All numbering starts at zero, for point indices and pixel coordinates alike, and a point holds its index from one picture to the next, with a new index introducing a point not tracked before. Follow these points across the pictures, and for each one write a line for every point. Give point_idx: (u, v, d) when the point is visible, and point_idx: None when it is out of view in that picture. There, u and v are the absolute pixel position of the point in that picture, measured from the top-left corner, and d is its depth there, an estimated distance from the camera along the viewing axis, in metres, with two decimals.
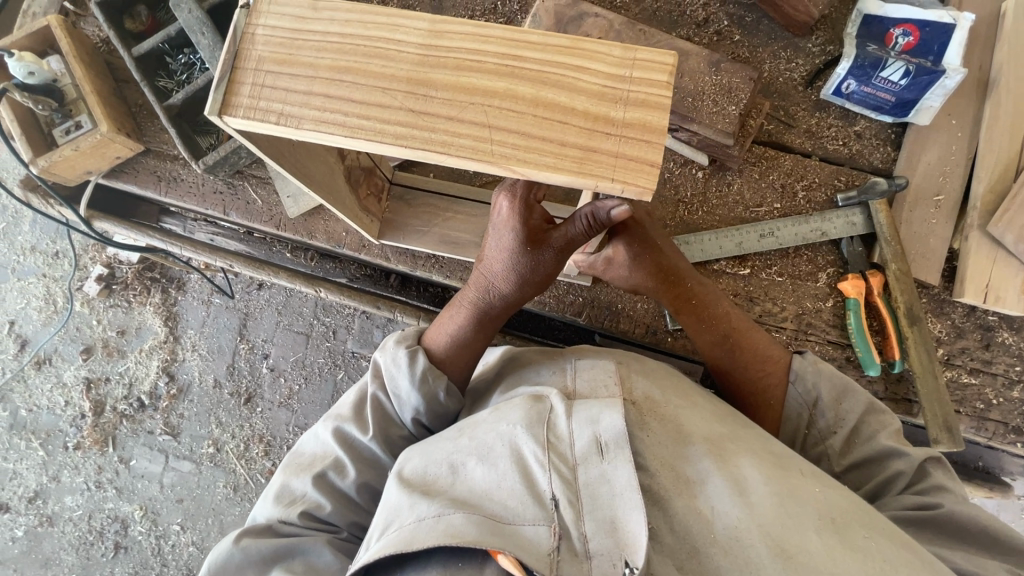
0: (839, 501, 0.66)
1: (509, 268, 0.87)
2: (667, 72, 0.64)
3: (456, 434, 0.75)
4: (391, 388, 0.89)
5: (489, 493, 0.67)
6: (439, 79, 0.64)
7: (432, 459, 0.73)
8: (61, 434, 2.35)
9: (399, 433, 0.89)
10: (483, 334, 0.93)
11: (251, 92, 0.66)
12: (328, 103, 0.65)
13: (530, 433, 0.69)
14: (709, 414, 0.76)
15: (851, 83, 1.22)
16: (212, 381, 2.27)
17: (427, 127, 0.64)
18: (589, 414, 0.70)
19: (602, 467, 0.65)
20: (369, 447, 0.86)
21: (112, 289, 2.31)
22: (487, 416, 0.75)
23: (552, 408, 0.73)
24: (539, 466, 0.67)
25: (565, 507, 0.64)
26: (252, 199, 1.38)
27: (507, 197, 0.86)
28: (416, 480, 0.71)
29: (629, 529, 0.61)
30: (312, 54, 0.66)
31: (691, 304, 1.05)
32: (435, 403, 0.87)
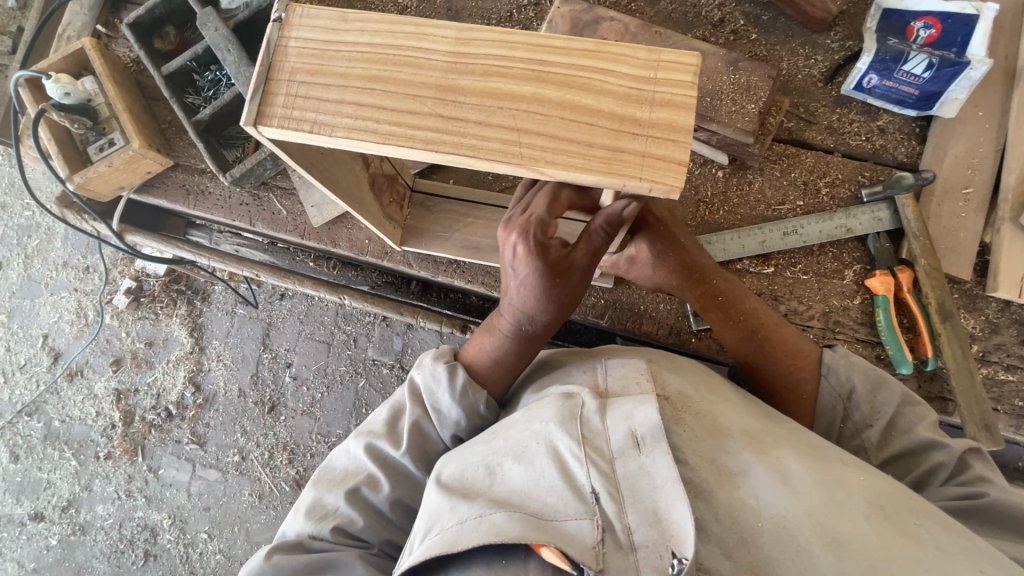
0: (884, 490, 0.65)
1: (537, 298, 0.84)
2: (691, 73, 0.64)
3: (491, 437, 0.75)
4: (430, 403, 0.88)
5: (528, 491, 0.67)
6: (467, 85, 0.66)
7: (468, 463, 0.73)
8: (93, 444, 2.41)
9: (435, 449, 0.89)
10: (524, 357, 0.90)
11: (285, 103, 0.68)
12: (359, 111, 0.67)
13: (564, 430, 0.69)
14: (741, 410, 0.75)
15: (873, 77, 1.21)
16: (237, 391, 2.31)
17: (457, 131, 0.65)
18: (623, 410, 0.69)
19: (640, 460, 0.65)
20: (401, 463, 0.87)
21: (140, 301, 2.38)
22: (520, 416, 0.75)
23: (584, 404, 0.73)
24: (576, 462, 0.67)
25: (606, 500, 0.64)
26: (277, 210, 1.41)
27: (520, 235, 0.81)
28: (453, 484, 0.71)
29: (674, 520, 0.60)
30: (344, 64, 0.67)
31: (717, 301, 1.04)
32: (475, 415, 0.88)
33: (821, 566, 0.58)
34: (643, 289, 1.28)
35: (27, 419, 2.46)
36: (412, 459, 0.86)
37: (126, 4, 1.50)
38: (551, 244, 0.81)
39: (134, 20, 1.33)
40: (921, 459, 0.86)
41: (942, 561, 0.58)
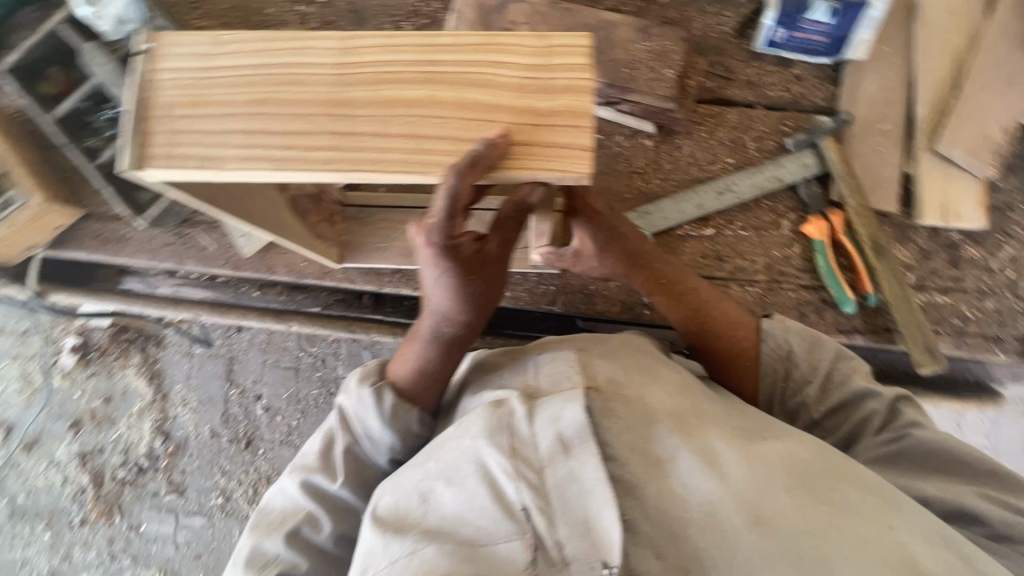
0: (805, 458, 0.68)
1: (454, 297, 0.80)
2: (584, 54, 0.62)
3: (423, 460, 0.73)
4: (361, 430, 0.88)
5: (461, 516, 0.65)
6: (357, 96, 0.62)
7: (402, 491, 0.71)
8: (64, 512, 2.30)
9: (373, 474, 0.89)
10: (452, 363, 0.88)
11: (166, 140, 0.63)
12: (247, 139, 0.62)
13: (492, 444, 0.67)
14: (673, 389, 0.76)
15: (781, 31, 1.23)
16: (208, 432, 2.23)
17: (352, 147, 0.62)
18: (550, 412, 0.68)
19: (569, 466, 0.63)
20: (340, 495, 0.85)
21: (89, 357, 2.28)
22: (450, 433, 0.73)
23: (512, 411, 0.71)
24: (506, 478, 0.64)
25: (537, 516, 0.62)
26: (205, 245, 1.34)
27: (426, 237, 0.74)
28: (388, 516, 0.69)
29: (603, 527, 0.60)
30: (223, 91, 0.63)
31: (662, 284, 1.04)
32: (410, 436, 0.88)
33: (748, 548, 0.59)
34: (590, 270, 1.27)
35: None
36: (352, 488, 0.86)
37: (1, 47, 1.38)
38: (464, 244, 0.76)
39: (12, 63, 1.23)
40: (857, 408, 0.91)
41: (856, 524, 0.61)
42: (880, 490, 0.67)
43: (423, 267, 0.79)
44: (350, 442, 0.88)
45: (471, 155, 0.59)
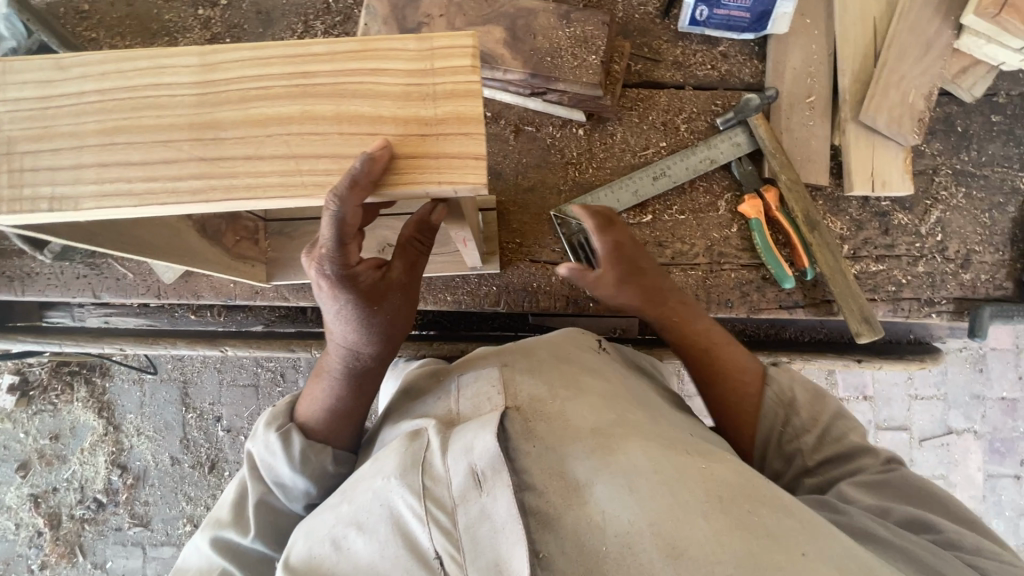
0: (729, 480, 0.65)
1: (360, 331, 0.80)
2: (469, 55, 0.58)
3: (338, 502, 0.71)
4: (272, 479, 0.88)
5: (373, 565, 0.63)
6: (225, 117, 0.57)
7: (316, 538, 0.68)
8: (22, 557, 2.31)
9: (290, 521, 0.89)
10: (363, 397, 0.90)
11: (11, 180, 0.56)
12: (104, 173, 0.56)
13: (404, 483, 0.66)
14: (597, 403, 0.74)
15: (703, 9, 1.21)
16: (168, 460, 2.22)
17: (224, 172, 0.57)
18: (463, 443, 0.66)
19: (481, 502, 0.61)
20: (252, 548, 0.85)
21: (30, 395, 2.23)
22: (366, 473, 0.72)
23: (427, 445, 0.69)
24: (417, 520, 0.63)
25: (448, 562, 0.60)
26: (121, 274, 1.26)
27: (319, 270, 0.73)
28: (302, 566, 0.66)
29: (513, 569, 0.57)
30: (73, 121, 0.57)
31: (672, 318, 1.07)
32: (325, 476, 0.88)
33: None
34: (530, 266, 1.25)
35: None
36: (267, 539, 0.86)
37: None
38: (364, 275, 0.75)
39: None
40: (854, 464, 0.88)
41: (775, 552, 0.57)
42: (803, 515, 0.64)
43: (323, 303, 0.78)
44: (263, 493, 0.88)
45: (350, 175, 0.54)
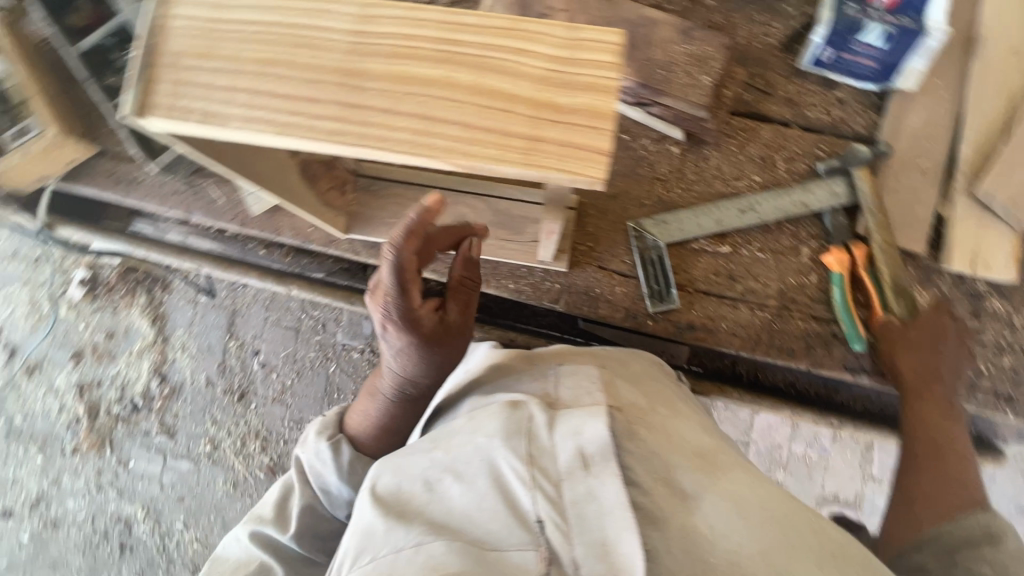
0: (832, 535, 0.68)
1: (416, 368, 0.95)
2: (613, 52, 0.59)
3: (430, 448, 0.73)
4: (318, 484, 1.01)
5: (467, 514, 0.65)
6: (366, 66, 0.60)
7: (406, 475, 0.71)
8: (58, 438, 2.60)
9: (326, 525, 1.01)
10: (407, 419, 1.05)
11: (171, 90, 0.61)
12: (253, 99, 0.60)
13: (509, 446, 0.68)
14: (691, 426, 0.80)
15: (829, 50, 1.17)
16: (204, 380, 2.46)
17: (361, 119, 0.59)
18: (572, 425, 0.68)
19: (589, 483, 0.63)
20: (289, 545, 0.97)
21: (95, 292, 2.54)
22: (462, 427, 0.74)
23: (531, 417, 0.71)
24: (520, 484, 0.65)
25: (551, 528, 0.62)
26: (214, 198, 1.33)
27: (384, 312, 0.89)
28: (390, 498, 0.69)
29: (622, 552, 0.60)
30: (235, 46, 0.61)
31: (918, 394, 1.12)
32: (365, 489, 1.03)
33: None
34: (596, 272, 1.25)
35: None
36: (303, 543, 0.98)
37: None
38: (421, 320, 0.91)
39: None
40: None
41: None
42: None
43: (386, 341, 0.93)
44: (310, 499, 1.00)
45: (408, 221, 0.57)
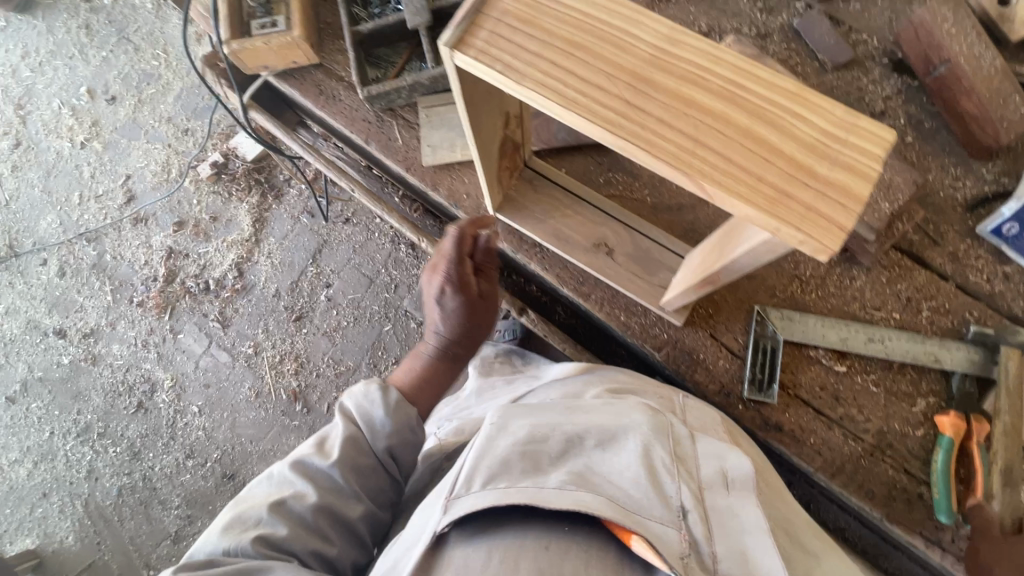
0: None
1: (458, 320, 1.23)
2: (883, 146, 0.63)
3: (579, 419, 0.93)
4: (365, 421, 1.12)
5: (612, 476, 0.83)
6: (656, 79, 0.67)
7: (557, 431, 0.89)
8: (131, 288, 3.00)
9: (365, 461, 1.08)
10: (445, 374, 1.25)
11: (487, 38, 0.69)
12: (552, 70, 0.68)
13: (662, 444, 0.88)
14: (790, 501, 1.01)
15: (1015, 225, 1.17)
16: (273, 289, 2.89)
17: (636, 119, 0.66)
18: (715, 453, 0.92)
19: (729, 500, 0.85)
20: (325, 471, 1.04)
21: (220, 176, 2.99)
22: (612, 415, 0.94)
23: (675, 431, 0.94)
24: (670, 475, 0.84)
25: (695, 519, 0.81)
26: (394, 137, 1.44)
27: (443, 279, 1.22)
28: (536, 441, 0.87)
29: (758, 562, 0.78)
30: (554, 22, 0.69)
31: None
32: (404, 427, 1.13)
33: None
34: (707, 339, 1.27)
35: (85, 243, 3.07)
36: (339, 473, 1.04)
37: None
38: (467, 285, 1.23)
39: None
40: None
41: None
42: None
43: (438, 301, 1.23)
44: (349, 433, 1.10)
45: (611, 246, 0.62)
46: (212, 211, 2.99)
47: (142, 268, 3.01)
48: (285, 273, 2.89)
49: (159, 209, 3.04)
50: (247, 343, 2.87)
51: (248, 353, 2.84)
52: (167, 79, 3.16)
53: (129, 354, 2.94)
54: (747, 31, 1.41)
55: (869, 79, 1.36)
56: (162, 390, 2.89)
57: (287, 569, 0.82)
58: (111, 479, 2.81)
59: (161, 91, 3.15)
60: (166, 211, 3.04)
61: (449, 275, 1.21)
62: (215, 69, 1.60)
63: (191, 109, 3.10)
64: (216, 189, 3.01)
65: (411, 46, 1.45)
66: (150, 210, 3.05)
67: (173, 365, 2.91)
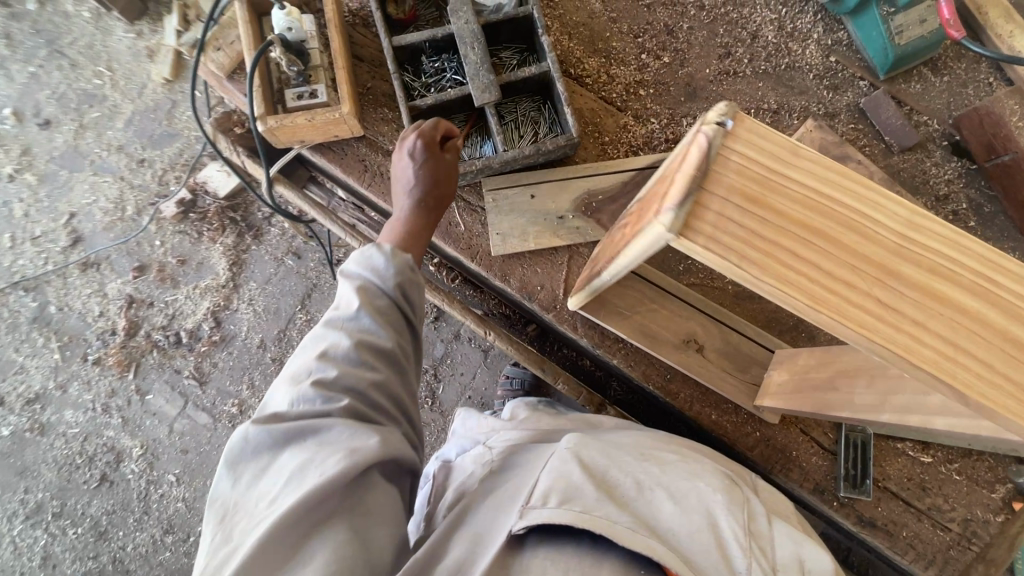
0: None
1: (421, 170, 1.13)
2: None
3: (652, 470, 0.99)
4: (367, 273, 1.03)
5: (677, 531, 0.88)
6: (907, 273, 0.60)
7: (627, 473, 0.98)
8: (83, 343, 2.62)
9: (382, 304, 1.01)
10: (427, 223, 1.15)
11: (716, 222, 0.60)
12: (793, 262, 0.60)
13: (735, 515, 0.89)
14: None
15: None
16: (257, 340, 2.61)
17: (893, 321, 0.59)
18: (794, 537, 0.88)
19: None
20: (356, 320, 0.97)
21: (188, 215, 2.66)
22: (688, 476, 0.98)
23: (753, 505, 0.93)
24: (741, 550, 0.85)
25: None
26: (455, 222, 1.31)
27: (418, 135, 1.13)
28: (601, 477, 0.96)
29: None
30: (787, 202, 0.61)
31: None
32: (409, 268, 1.05)
33: None
34: (801, 437, 1.26)
35: (23, 294, 2.66)
36: (370, 317, 0.97)
37: None
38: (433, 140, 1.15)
39: None
40: None
41: None
42: None
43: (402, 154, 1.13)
44: (362, 282, 1.01)
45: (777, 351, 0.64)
46: (179, 254, 2.65)
47: (96, 321, 2.63)
48: (270, 322, 2.62)
49: (113, 252, 2.66)
50: (230, 401, 2.59)
51: (232, 413, 2.56)
52: (114, 100, 2.73)
53: (86, 421, 2.58)
54: (816, 109, 1.38)
55: (932, 161, 1.38)
56: (130, 459, 2.56)
57: (347, 429, 0.86)
58: (73, 565, 2.47)
59: (108, 114, 2.72)
60: (122, 255, 2.66)
61: (428, 133, 1.13)
62: (229, 134, 1.37)
63: (146, 135, 2.71)
64: (182, 229, 2.67)
65: (467, 118, 1.32)
66: (101, 254, 2.66)
67: (142, 431, 2.58)
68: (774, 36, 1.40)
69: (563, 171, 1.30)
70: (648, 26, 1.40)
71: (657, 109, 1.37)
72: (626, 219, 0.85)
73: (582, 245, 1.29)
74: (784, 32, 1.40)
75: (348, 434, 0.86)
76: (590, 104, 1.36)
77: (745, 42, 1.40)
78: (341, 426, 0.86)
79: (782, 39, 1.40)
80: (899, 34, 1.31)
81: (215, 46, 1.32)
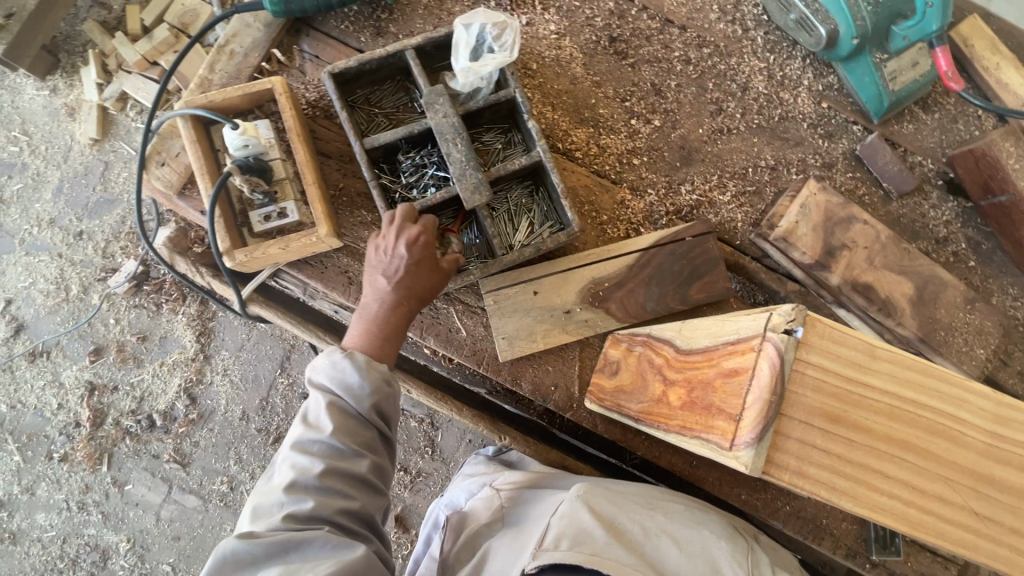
0: None
1: (402, 270, 1.00)
2: None
3: (650, 513, 0.92)
4: (338, 387, 0.89)
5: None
6: (998, 475, 0.58)
7: (627, 514, 0.90)
8: (46, 440, 2.19)
9: (355, 423, 0.88)
10: (398, 329, 1.00)
11: (798, 450, 0.57)
12: (889, 482, 0.57)
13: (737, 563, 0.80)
14: None
15: None
16: (238, 413, 2.18)
17: (986, 534, 0.57)
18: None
19: None
20: (328, 441, 0.85)
21: (141, 288, 2.17)
22: (689, 527, 0.89)
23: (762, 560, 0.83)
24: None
25: None
26: (455, 328, 1.24)
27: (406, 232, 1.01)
28: (606, 518, 0.88)
29: None
30: (868, 414, 0.57)
31: None
32: (384, 385, 0.92)
33: None
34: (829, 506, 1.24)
35: None
36: (342, 441, 0.85)
37: (314, 33, 1.25)
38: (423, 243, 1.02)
39: (340, 70, 1.12)
40: None
41: None
42: None
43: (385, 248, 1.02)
44: (331, 398, 0.88)
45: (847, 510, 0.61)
46: (138, 330, 2.18)
47: (55, 415, 2.19)
48: (251, 392, 2.18)
49: (63, 338, 2.20)
50: (219, 479, 2.17)
51: (223, 493, 2.16)
52: (36, 167, 2.20)
53: (62, 523, 2.17)
54: (812, 160, 1.33)
55: (930, 204, 1.34)
56: (118, 556, 2.16)
57: (325, 543, 0.77)
58: None
59: (31, 184, 2.20)
60: (74, 338, 2.20)
61: (426, 230, 1.02)
62: (191, 254, 1.26)
63: (80, 205, 2.19)
64: (138, 303, 2.19)
65: (456, 213, 1.22)
66: (51, 340, 2.20)
67: (126, 524, 2.17)
68: (765, 86, 1.33)
69: (563, 262, 1.21)
70: (634, 88, 1.31)
71: (653, 177, 1.29)
72: (669, 370, 0.78)
73: (592, 337, 1.22)
74: (774, 81, 1.34)
75: (329, 548, 0.77)
76: (583, 181, 1.29)
77: (735, 95, 1.33)
78: (322, 543, 0.76)
79: (772, 89, 1.34)
80: (893, 80, 1.27)
81: (158, 161, 1.17)
